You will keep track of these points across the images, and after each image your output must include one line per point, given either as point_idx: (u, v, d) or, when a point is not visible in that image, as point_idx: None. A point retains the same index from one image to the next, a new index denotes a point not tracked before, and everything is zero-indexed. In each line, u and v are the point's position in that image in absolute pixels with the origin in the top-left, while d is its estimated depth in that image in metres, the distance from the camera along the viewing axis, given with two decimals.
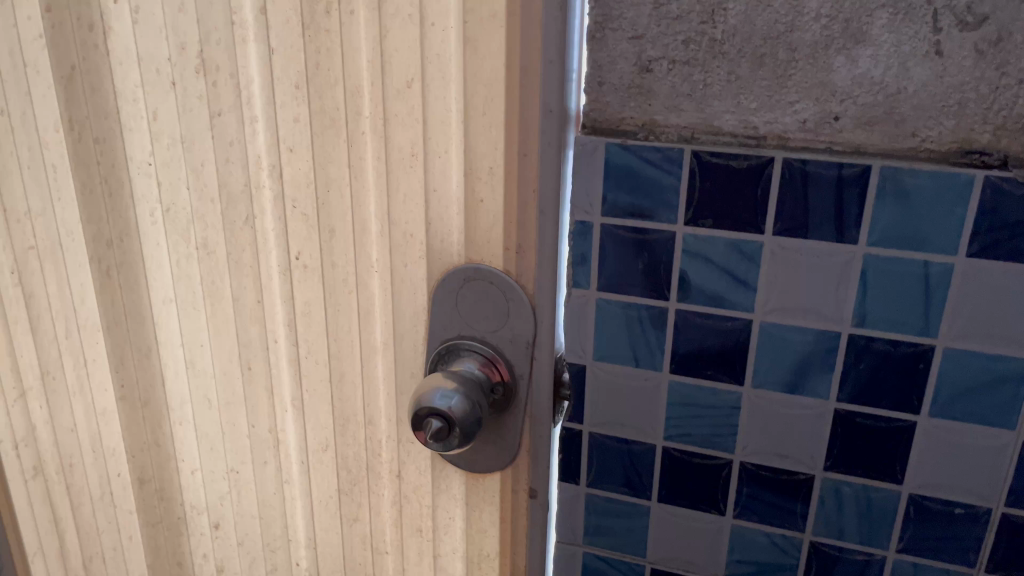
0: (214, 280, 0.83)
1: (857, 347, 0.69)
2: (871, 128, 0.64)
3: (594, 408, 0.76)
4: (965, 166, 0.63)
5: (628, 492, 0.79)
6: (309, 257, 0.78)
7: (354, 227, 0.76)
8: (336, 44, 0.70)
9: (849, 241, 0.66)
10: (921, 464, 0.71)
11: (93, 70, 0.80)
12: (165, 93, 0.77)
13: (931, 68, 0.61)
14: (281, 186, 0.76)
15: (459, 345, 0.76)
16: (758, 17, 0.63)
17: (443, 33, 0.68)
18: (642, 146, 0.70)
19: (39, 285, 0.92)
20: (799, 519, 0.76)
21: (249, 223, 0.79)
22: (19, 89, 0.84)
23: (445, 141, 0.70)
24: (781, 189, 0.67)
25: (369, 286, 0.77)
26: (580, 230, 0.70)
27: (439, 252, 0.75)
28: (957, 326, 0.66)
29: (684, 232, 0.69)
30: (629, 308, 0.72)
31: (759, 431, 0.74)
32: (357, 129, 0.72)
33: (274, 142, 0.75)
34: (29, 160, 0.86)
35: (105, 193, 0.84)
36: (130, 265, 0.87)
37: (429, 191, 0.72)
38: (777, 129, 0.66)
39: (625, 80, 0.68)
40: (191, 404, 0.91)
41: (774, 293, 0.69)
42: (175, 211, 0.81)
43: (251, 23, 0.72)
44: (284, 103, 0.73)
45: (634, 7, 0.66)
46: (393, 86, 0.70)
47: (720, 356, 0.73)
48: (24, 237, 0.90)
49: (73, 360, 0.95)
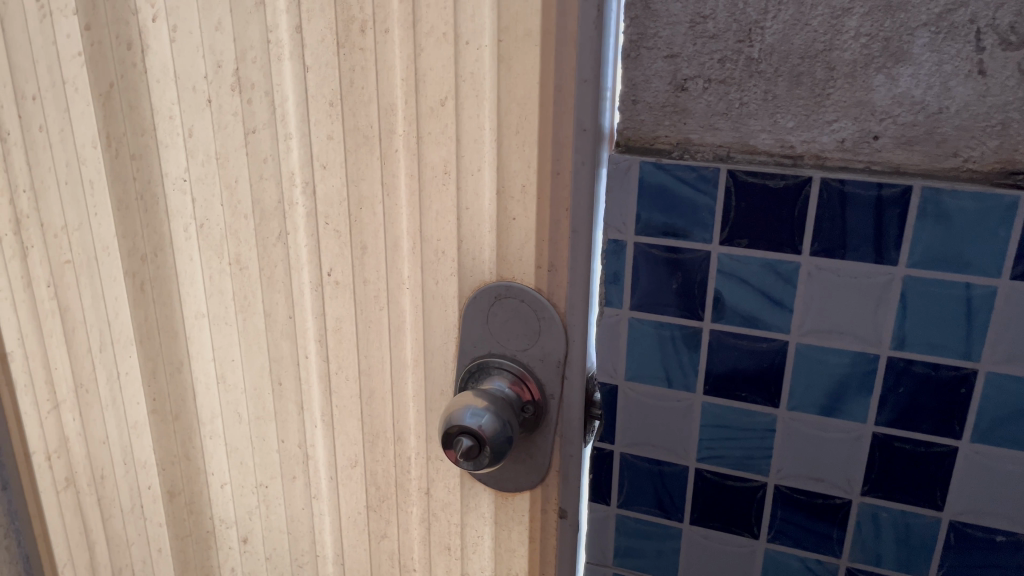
0: (247, 295, 0.83)
1: (896, 369, 0.69)
2: (911, 148, 0.64)
3: (627, 426, 0.79)
4: (1008, 188, 0.62)
5: (659, 514, 0.82)
6: (341, 273, 0.78)
7: (385, 243, 0.76)
8: (371, 63, 0.70)
9: (887, 263, 0.66)
10: (963, 492, 0.70)
11: (132, 88, 0.81)
12: (200, 110, 0.78)
13: (974, 87, 0.61)
14: (313, 203, 0.77)
15: (492, 370, 0.74)
16: (796, 36, 0.64)
17: (477, 52, 0.67)
18: (676, 164, 0.70)
19: (74, 298, 0.93)
20: (835, 545, 0.76)
21: (282, 239, 0.79)
22: (57, 106, 0.85)
23: (478, 159, 0.70)
24: (818, 211, 0.67)
25: (400, 302, 0.77)
26: (614, 249, 0.73)
27: (470, 269, 0.74)
28: (1000, 350, 0.65)
29: (719, 254, 0.70)
30: (661, 328, 0.74)
31: (793, 454, 0.74)
32: (391, 147, 0.72)
33: (309, 159, 0.75)
34: (66, 175, 0.88)
35: (141, 209, 0.85)
36: (163, 280, 0.87)
37: (461, 209, 0.72)
38: (814, 148, 0.67)
39: (660, 99, 0.70)
40: (222, 418, 0.91)
41: (811, 314, 0.69)
42: (209, 226, 0.82)
43: (287, 42, 0.73)
44: (319, 120, 0.74)
45: (671, 26, 0.68)
46: (427, 104, 0.70)
47: (754, 378, 0.73)
48: (60, 251, 0.92)
49: (106, 373, 0.96)
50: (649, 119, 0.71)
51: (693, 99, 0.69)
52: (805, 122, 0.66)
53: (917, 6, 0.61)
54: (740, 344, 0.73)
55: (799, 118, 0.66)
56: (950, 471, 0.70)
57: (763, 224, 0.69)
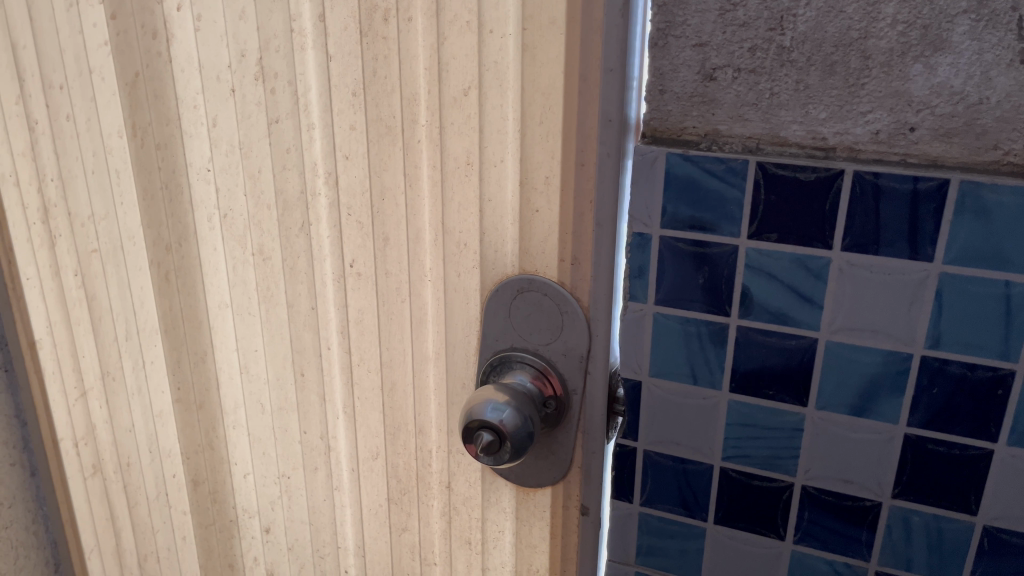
0: (270, 285, 0.83)
1: (930, 370, 0.63)
2: (949, 140, 0.59)
3: (649, 425, 0.74)
4: (1011, 175, 0.58)
5: (684, 513, 0.77)
6: (362, 265, 0.78)
7: (408, 234, 0.75)
8: (393, 52, 0.70)
9: (922, 259, 0.61)
10: (1011, 498, 0.64)
11: (156, 77, 0.81)
12: (224, 99, 0.78)
13: (1016, 77, 0.56)
14: (336, 193, 0.76)
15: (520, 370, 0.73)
16: (830, 24, 0.59)
17: (501, 41, 0.66)
18: (702, 155, 0.65)
19: (100, 287, 0.94)
20: (863, 548, 0.71)
21: (305, 230, 0.79)
22: (83, 95, 0.85)
23: (501, 150, 0.69)
24: (851, 204, 0.62)
25: (422, 296, 0.77)
26: (638, 242, 0.69)
27: (493, 261, 0.73)
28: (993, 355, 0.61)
29: (747, 249, 0.66)
30: (686, 323, 0.70)
31: (826, 457, 0.69)
32: (413, 137, 0.72)
33: (332, 150, 0.75)
34: (92, 164, 0.88)
35: (165, 198, 0.85)
36: (187, 270, 0.88)
37: (484, 201, 0.71)
38: (847, 140, 0.62)
39: (687, 89, 0.65)
40: (244, 408, 0.91)
41: (845, 311, 0.64)
42: (232, 216, 0.82)
43: (310, 30, 0.72)
44: (342, 110, 0.73)
45: (700, 14, 0.63)
46: (450, 94, 0.69)
47: (783, 376, 0.69)
48: (87, 240, 0.92)
49: (132, 362, 0.97)
50: (676, 109, 0.66)
51: (722, 88, 0.64)
52: (838, 113, 0.61)
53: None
54: (770, 342, 0.68)
55: (832, 109, 0.61)
56: (952, 468, 0.66)
57: (796, 219, 0.64)
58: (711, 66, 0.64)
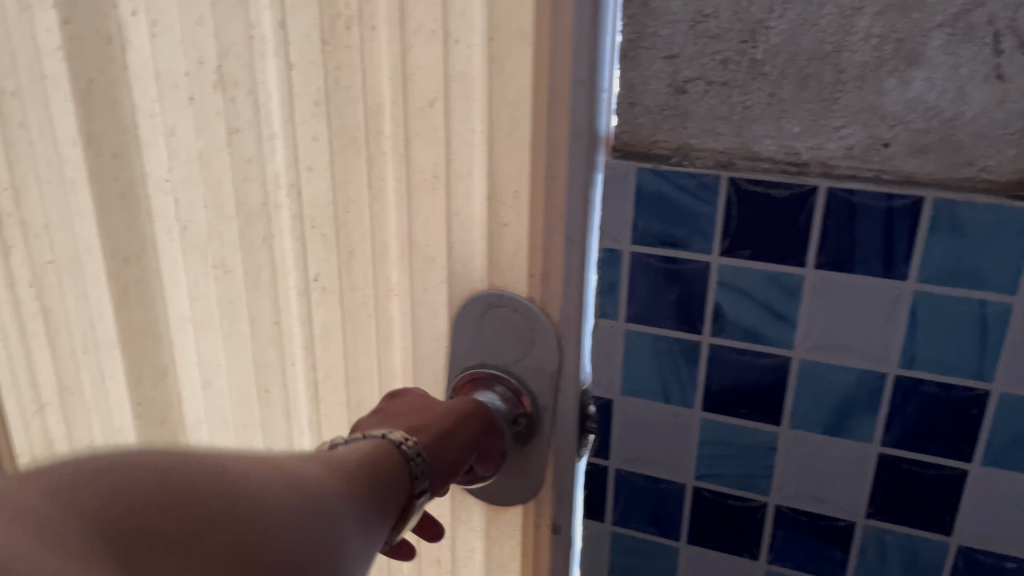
0: (232, 300, 0.71)
1: (904, 389, 0.62)
2: (924, 156, 0.58)
3: (622, 442, 0.73)
4: (981, 194, 0.57)
5: (657, 531, 0.75)
6: (327, 278, 0.64)
7: (372, 248, 0.61)
8: (357, 61, 0.56)
9: (896, 277, 0.60)
10: (987, 517, 0.63)
11: (112, 83, 0.68)
12: (183, 107, 0.65)
13: (992, 93, 0.55)
14: (298, 205, 0.63)
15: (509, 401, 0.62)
16: (803, 37, 0.58)
17: (468, 51, 0.52)
18: (674, 170, 0.64)
19: (49, 305, 0.84)
20: (838, 567, 0.70)
21: (267, 244, 0.66)
22: (38, 100, 0.72)
23: (468, 162, 0.55)
24: (825, 220, 0.61)
25: (388, 310, 0.63)
26: (609, 258, 0.67)
27: (460, 277, 0.59)
28: (968, 374, 0.60)
29: (720, 266, 0.64)
30: (658, 340, 0.68)
31: (799, 476, 0.68)
32: (378, 148, 0.58)
33: (293, 160, 0.61)
34: (47, 173, 0.75)
35: (123, 209, 0.72)
36: (147, 282, 0.75)
37: (450, 212, 0.57)
38: (821, 155, 0.60)
39: (659, 101, 0.63)
40: (207, 424, 0.80)
41: (818, 329, 0.63)
42: (193, 229, 0.70)
43: (270, 38, 0.59)
44: (303, 120, 0.60)
45: (671, 25, 0.61)
46: (412, 102, 0.55)
47: (757, 396, 0.67)
48: (43, 249, 0.79)
49: (89, 375, 0.84)
50: (647, 122, 0.65)
51: (694, 101, 0.62)
52: (811, 128, 0.60)
53: (925, 11, 0.55)
54: (743, 360, 0.67)
55: (806, 124, 0.60)
56: (927, 487, 0.65)
57: (769, 236, 0.62)
58: (682, 78, 0.62)
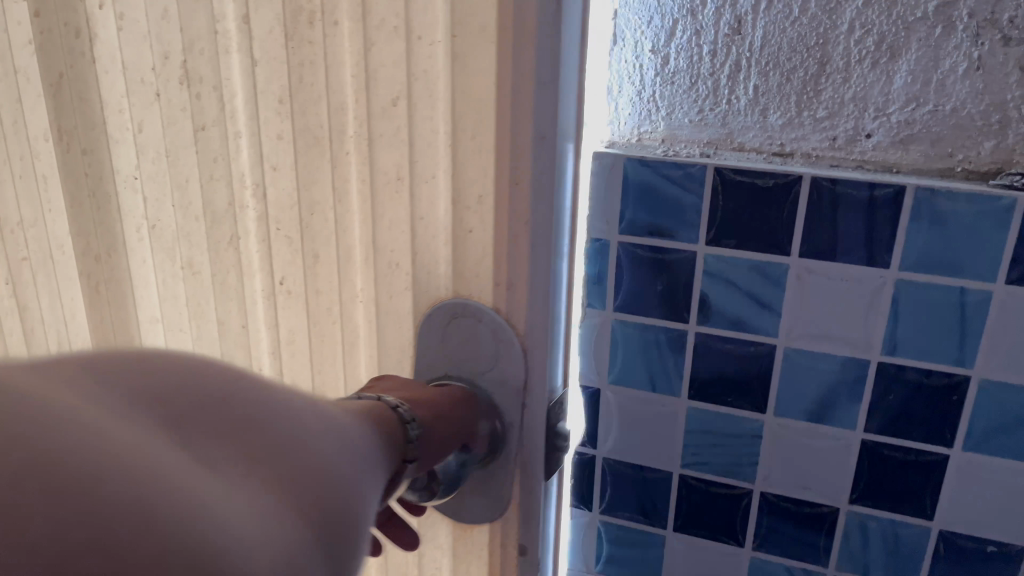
0: (199, 301, 0.75)
1: (887, 376, 0.63)
2: (905, 147, 0.59)
3: (610, 431, 0.74)
4: (962, 179, 0.58)
5: (644, 520, 0.76)
6: (292, 283, 0.69)
7: (337, 252, 0.66)
8: (319, 57, 0.61)
9: (879, 266, 0.61)
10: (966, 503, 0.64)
11: (80, 78, 0.73)
12: (149, 104, 0.70)
13: (972, 84, 0.56)
14: (264, 207, 0.68)
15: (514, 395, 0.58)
16: (787, 30, 0.59)
17: (430, 47, 0.57)
18: (660, 161, 0.64)
19: (32, 297, 0.87)
20: (822, 554, 0.71)
21: (234, 245, 0.71)
22: (9, 96, 0.78)
23: (432, 165, 0.59)
24: (809, 210, 0.61)
25: (353, 318, 0.68)
26: (597, 248, 0.68)
27: (425, 285, 0.63)
28: (948, 360, 0.61)
29: (706, 256, 0.65)
30: (645, 330, 0.69)
31: (784, 463, 0.69)
32: (341, 149, 0.63)
33: (258, 160, 0.67)
34: (21, 170, 0.81)
35: (93, 205, 0.77)
36: (119, 281, 0.79)
37: (413, 220, 0.61)
38: (805, 146, 0.62)
39: (647, 93, 0.65)
40: None
41: (802, 317, 0.64)
42: (160, 228, 0.74)
43: (234, 31, 0.64)
44: (267, 119, 0.65)
45: (659, 17, 0.62)
46: (377, 102, 0.59)
47: (742, 385, 0.68)
48: (17, 248, 0.85)
49: None
50: (634, 114, 0.66)
51: (680, 91, 0.64)
52: (796, 119, 0.61)
53: (907, 5, 0.56)
54: (728, 348, 0.67)
55: (790, 115, 0.61)
56: (910, 473, 0.66)
57: (754, 227, 0.63)
58: (670, 69, 0.63)
